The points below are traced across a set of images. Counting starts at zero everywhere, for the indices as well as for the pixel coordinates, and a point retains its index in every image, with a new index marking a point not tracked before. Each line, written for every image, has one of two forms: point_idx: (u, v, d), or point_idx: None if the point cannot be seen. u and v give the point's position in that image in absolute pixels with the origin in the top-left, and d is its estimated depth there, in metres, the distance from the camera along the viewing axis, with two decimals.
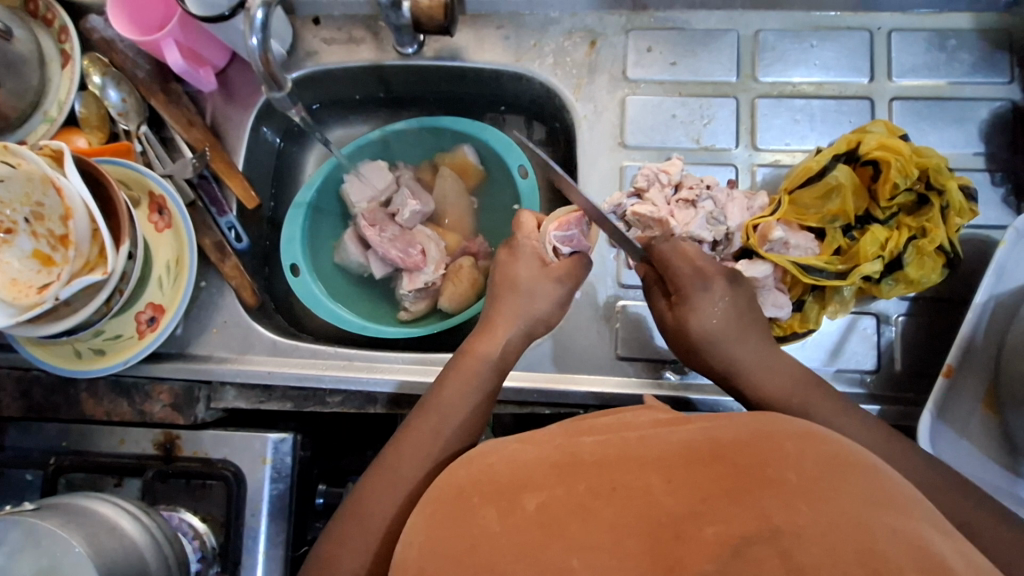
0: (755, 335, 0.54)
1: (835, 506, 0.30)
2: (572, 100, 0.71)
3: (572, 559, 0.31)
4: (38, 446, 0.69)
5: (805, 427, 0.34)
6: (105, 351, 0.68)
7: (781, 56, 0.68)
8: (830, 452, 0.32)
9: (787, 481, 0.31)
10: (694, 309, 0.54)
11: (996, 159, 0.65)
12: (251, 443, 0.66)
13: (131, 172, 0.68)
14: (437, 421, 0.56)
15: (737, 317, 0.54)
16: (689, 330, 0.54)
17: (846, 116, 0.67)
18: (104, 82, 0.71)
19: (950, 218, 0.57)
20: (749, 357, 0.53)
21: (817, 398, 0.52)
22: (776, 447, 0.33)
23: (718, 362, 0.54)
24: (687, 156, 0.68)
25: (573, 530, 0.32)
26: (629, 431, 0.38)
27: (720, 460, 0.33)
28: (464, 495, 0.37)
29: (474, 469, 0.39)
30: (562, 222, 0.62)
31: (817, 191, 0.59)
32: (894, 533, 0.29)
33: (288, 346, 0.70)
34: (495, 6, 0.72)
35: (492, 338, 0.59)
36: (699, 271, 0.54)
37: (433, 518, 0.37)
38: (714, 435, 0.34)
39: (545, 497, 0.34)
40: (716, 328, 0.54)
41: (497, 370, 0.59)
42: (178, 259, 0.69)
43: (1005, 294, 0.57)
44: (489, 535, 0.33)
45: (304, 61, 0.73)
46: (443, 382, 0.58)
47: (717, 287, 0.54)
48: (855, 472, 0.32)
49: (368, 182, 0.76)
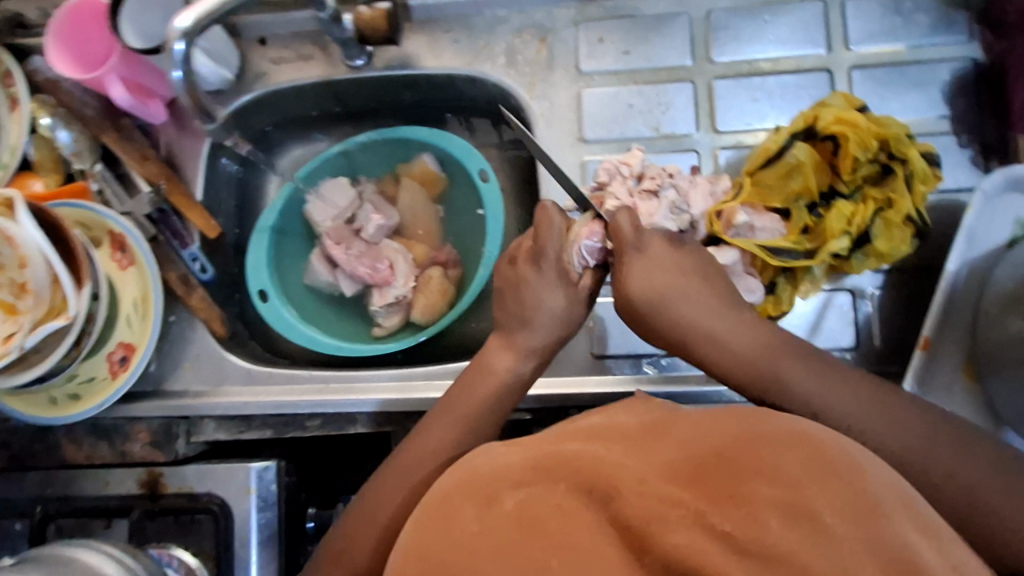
0: (709, 296, 0.52)
1: (810, 521, 0.29)
2: (526, 99, 0.69)
3: (550, 558, 0.30)
4: (22, 496, 0.68)
5: (794, 429, 0.33)
6: (81, 395, 0.68)
7: (734, 35, 0.67)
8: (805, 456, 0.31)
9: (758, 494, 0.30)
10: (633, 271, 0.53)
11: (961, 121, 0.63)
12: (234, 473, 0.65)
13: (88, 213, 0.67)
14: (458, 432, 0.54)
15: (685, 274, 0.53)
16: (638, 302, 0.53)
17: (806, 90, 0.65)
18: (52, 123, 0.70)
19: (916, 186, 0.56)
20: (706, 319, 0.51)
21: (781, 361, 0.49)
22: (754, 457, 0.31)
23: (667, 324, 0.52)
24: (648, 146, 0.67)
25: (553, 527, 0.31)
26: (617, 433, 0.35)
27: (699, 475, 0.31)
28: (447, 498, 0.35)
29: (463, 472, 0.36)
30: (592, 229, 0.56)
31: (778, 171, 0.58)
32: (863, 540, 0.28)
33: (263, 373, 0.70)
34: (441, 10, 0.70)
35: (510, 355, 0.57)
36: (638, 233, 0.54)
37: (421, 524, 0.34)
38: (704, 445, 0.32)
39: (522, 496, 0.33)
40: (655, 288, 0.52)
41: (524, 384, 0.58)
42: (144, 296, 0.68)
43: (977, 259, 0.57)
44: (468, 537, 0.32)
45: (254, 83, 0.72)
46: (468, 389, 0.56)
47: (659, 249, 0.54)
48: (833, 477, 0.30)
49: (329, 203, 0.75)
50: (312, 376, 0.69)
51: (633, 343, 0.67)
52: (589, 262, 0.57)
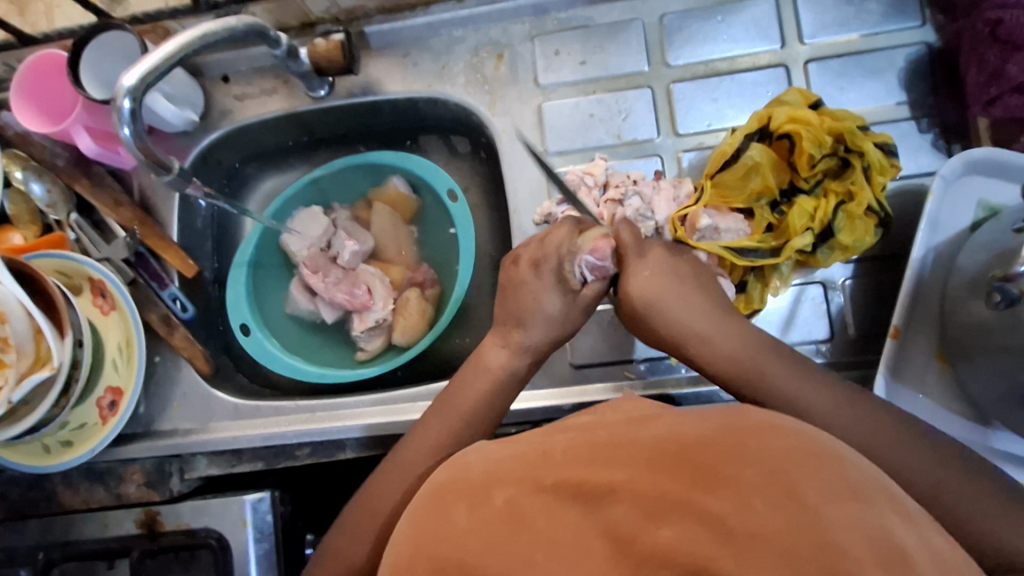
0: (706, 301, 0.53)
1: (791, 505, 0.29)
2: (487, 116, 0.70)
3: (536, 552, 0.30)
4: (23, 543, 0.69)
5: (772, 420, 0.33)
6: (73, 442, 0.69)
7: (689, 37, 0.67)
8: (785, 445, 0.31)
9: (745, 479, 0.30)
10: (634, 273, 0.53)
11: (920, 105, 0.64)
12: (229, 507, 0.66)
13: (67, 262, 0.69)
14: (455, 424, 0.55)
15: (678, 283, 0.53)
16: (636, 303, 0.53)
17: (763, 87, 0.66)
18: (25, 176, 0.70)
19: (874, 177, 0.56)
20: (706, 325, 0.51)
21: (776, 369, 0.49)
22: (738, 446, 0.31)
23: (665, 326, 0.52)
24: (611, 154, 0.67)
25: (540, 523, 0.31)
26: (599, 430, 0.35)
27: (681, 469, 0.31)
28: (438, 496, 0.35)
29: (450, 470, 0.37)
30: (599, 247, 0.53)
31: (736, 172, 0.59)
32: (846, 520, 0.28)
33: (250, 408, 0.71)
34: (398, 35, 0.71)
35: (504, 351, 0.57)
36: (639, 242, 0.55)
37: (414, 512, 0.35)
38: (683, 434, 0.33)
39: (511, 493, 0.32)
40: (656, 290, 0.52)
41: (510, 377, 0.57)
42: (128, 340, 0.70)
43: (942, 244, 0.57)
44: (459, 532, 0.32)
45: (220, 121, 0.73)
46: (462, 386, 0.57)
47: (659, 258, 0.54)
48: (810, 464, 0.31)
49: (304, 234, 0.76)
50: (297, 405, 0.70)
51: (612, 349, 0.67)
52: (591, 276, 0.54)
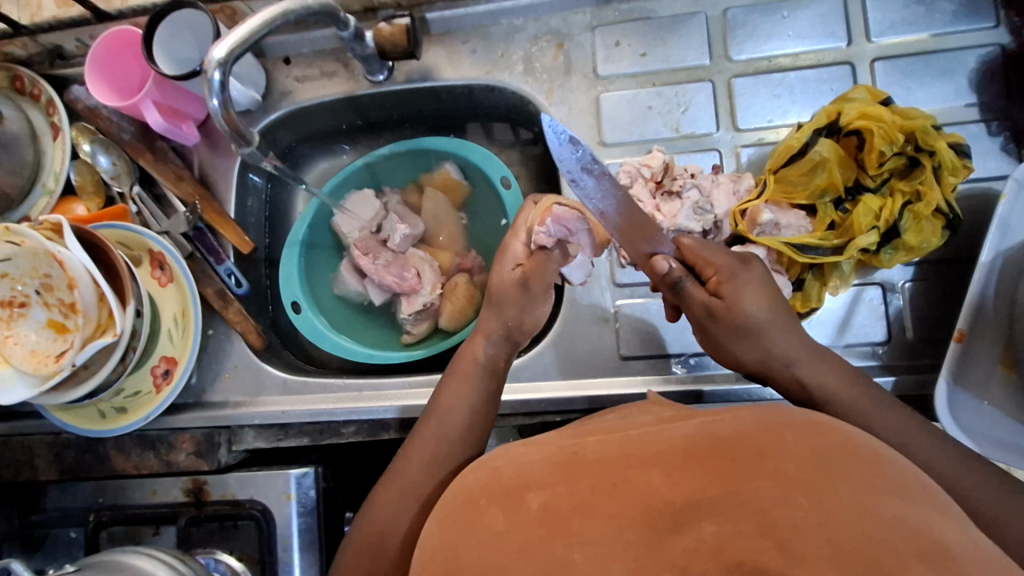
0: (796, 325, 0.52)
1: (839, 499, 0.28)
2: (546, 105, 0.70)
3: (574, 552, 0.30)
4: (77, 504, 0.71)
5: (805, 415, 0.32)
6: (128, 409, 0.71)
7: (753, 31, 0.66)
8: (828, 441, 0.31)
9: (787, 472, 0.29)
10: (735, 296, 0.51)
11: (991, 108, 0.62)
12: (274, 480, 0.67)
13: (130, 234, 0.70)
14: (439, 426, 0.56)
15: (776, 305, 0.52)
16: (739, 330, 0.51)
17: (827, 84, 0.65)
18: (93, 149, 0.73)
19: (944, 177, 0.55)
20: (802, 350, 0.51)
21: (879, 406, 0.50)
22: (776, 439, 0.31)
23: (762, 353, 0.51)
24: (668, 146, 0.67)
25: (575, 524, 0.30)
26: (630, 430, 0.35)
27: (717, 460, 0.31)
28: (470, 499, 0.34)
29: (481, 474, 0.35)
30: (544, 219, 0.56)
31: (802, 168, 0.58)
32: (919, 520, 0.28)
33: (299, 383, 0.72)
34: (461, 22, 0.71)
35: (484, 342, 0.60)
36: (729, 259, 0.53)
37: (444, 518, 0.34)
38: (716, 430, 0.32)
39: (547, 496, 0.32)
40: (757, 316, 0.51)
41: (494, 368, 0.60)
42: (184, 312, 0.71)
43: (1013, 249, 0.56)
44: (494, 535, 0.32)
45: (280, 101, 0.74)
46: (443, 388, 0.59)
47: (751, 272, 0.53)
48: (852, 460, 0.30)
49: (355, 215, 0.77)
50: (345, 384, 0.71)
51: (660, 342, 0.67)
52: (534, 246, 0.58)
